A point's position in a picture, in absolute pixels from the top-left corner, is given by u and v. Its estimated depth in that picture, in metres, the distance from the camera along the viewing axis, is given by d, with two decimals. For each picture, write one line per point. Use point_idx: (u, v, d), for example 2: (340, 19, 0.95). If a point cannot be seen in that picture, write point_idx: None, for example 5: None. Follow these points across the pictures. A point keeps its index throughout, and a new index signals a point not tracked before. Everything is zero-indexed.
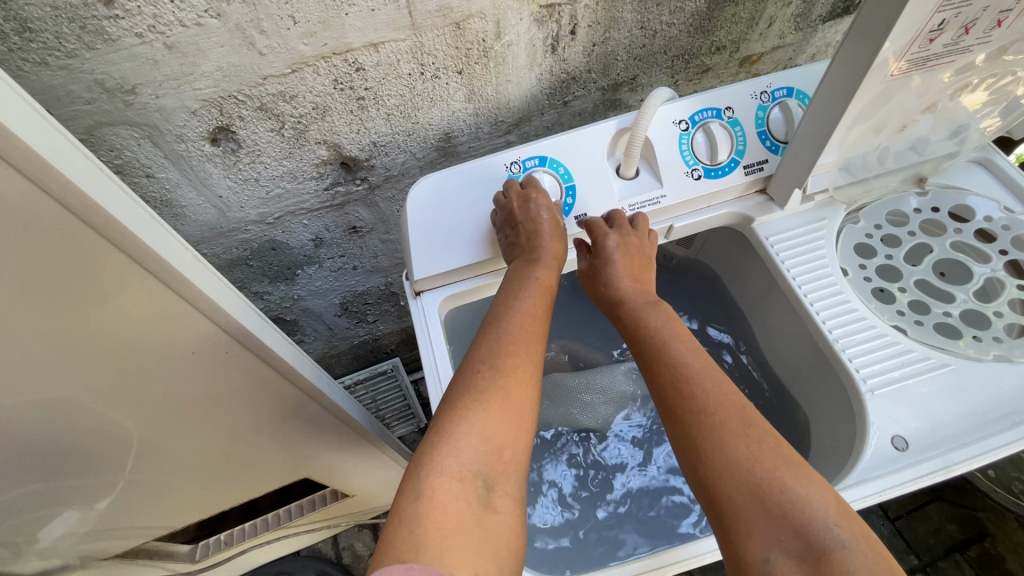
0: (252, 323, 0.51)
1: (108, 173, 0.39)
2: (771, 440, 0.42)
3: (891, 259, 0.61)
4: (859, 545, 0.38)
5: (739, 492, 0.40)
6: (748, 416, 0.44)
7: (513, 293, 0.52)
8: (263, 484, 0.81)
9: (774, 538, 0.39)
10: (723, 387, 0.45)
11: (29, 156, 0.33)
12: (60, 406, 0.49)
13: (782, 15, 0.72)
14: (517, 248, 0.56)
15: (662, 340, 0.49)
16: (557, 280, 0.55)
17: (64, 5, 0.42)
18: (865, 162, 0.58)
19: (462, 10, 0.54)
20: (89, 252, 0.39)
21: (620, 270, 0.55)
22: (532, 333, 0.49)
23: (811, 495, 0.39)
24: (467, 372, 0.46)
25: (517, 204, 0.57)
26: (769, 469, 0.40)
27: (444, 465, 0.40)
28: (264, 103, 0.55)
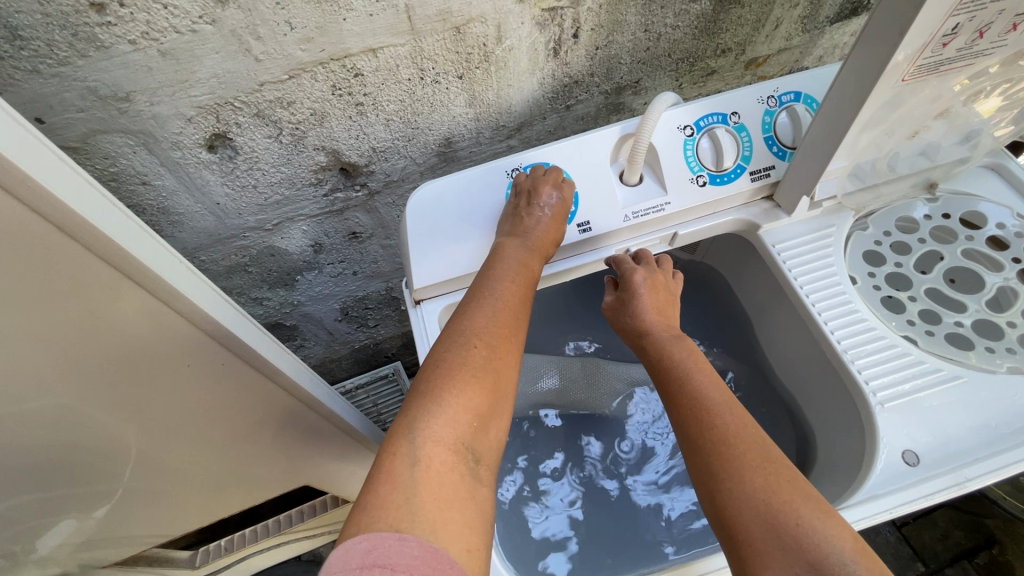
0: (248, 334, 0.51)
1: (98, 187, 0.38)
2: (789, 472, 0.41)
3: (901, 267, 0.60)
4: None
5: (757, 524, 0.39)
6: (766, 446, 0.43)
7: (506, 271, 0.52)
8: (263, 492, 0.80)
9: (789, 569, 0.37)
10: (745, 421, 0.45)
11: (19, 171, 0.33)
12: (53, 418, 0.48)
13: (789, 17, 0.70)
14: (512, 224, 0.55)
15: (683, 369, 0.49)
16: (540, 268, 0.55)
17: (55, 12, 0.41)
18: (875, 168, 0.57)
19: (462, 14, 0.53)
20: (80, 266, 0.38)
21: (646, 305, 0.55)
22: (521, 314, 0.49)
23: (829, 531, 0.38)
24: (462, 344, 0.45)
25: (548, 184, 0.56)
26: (787, 500, 0.39)
27: (439, 437, 0.39)
28: (261, 109, 0.54)
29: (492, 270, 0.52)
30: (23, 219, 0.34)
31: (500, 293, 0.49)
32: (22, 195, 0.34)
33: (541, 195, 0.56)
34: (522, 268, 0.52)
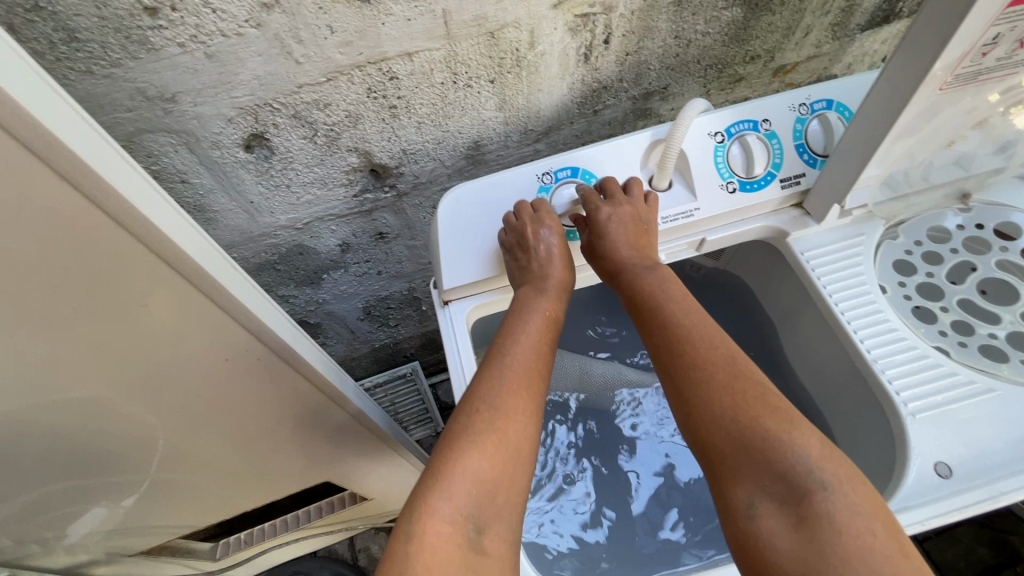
0: (283, 330, 0.52)
1: (159, 190, 0.39)
2: (757, 389, 0.43)
3: (931, 278, 0.60)
4: (841, 488, 0.38)
5: (727, 441, 0.42)
6: (735, 363, 0.45)
7: (517, 327, 0.52)
8: (285, 486, 0.81)
9: (759, 483, 0.40)
10: (714, 344, 0.47)
11: (91, 173, 0.33)
12: (94, 407, 0.50)
13: (820, 24, 0.70)
14: (525, 274, 0.56)
15: (660, 299, 0.51)
16: (559, 312, 0.55)
17: (110, 15, 0.43)
18: (907, 177, 0.57)
19: (497, 19, 0.54)
20: (135, 263, 0.39)
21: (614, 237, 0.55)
22: (532, 369, 0.49)
23: (794, 442, 0.40)
24: (466, 409, 0.46)
25: (529, 226, 0.56)
26: (753, 416, 0.42)
27: (437, 508, 0.40)
28: (298, 110, 0.55)
29: (504, 326, 0.53)
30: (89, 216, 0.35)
31: (508, 348, 0.50)
32: (90, 194, 0.34)
33: (541, 240, 0.56)
34: (534, 319, 0.53)
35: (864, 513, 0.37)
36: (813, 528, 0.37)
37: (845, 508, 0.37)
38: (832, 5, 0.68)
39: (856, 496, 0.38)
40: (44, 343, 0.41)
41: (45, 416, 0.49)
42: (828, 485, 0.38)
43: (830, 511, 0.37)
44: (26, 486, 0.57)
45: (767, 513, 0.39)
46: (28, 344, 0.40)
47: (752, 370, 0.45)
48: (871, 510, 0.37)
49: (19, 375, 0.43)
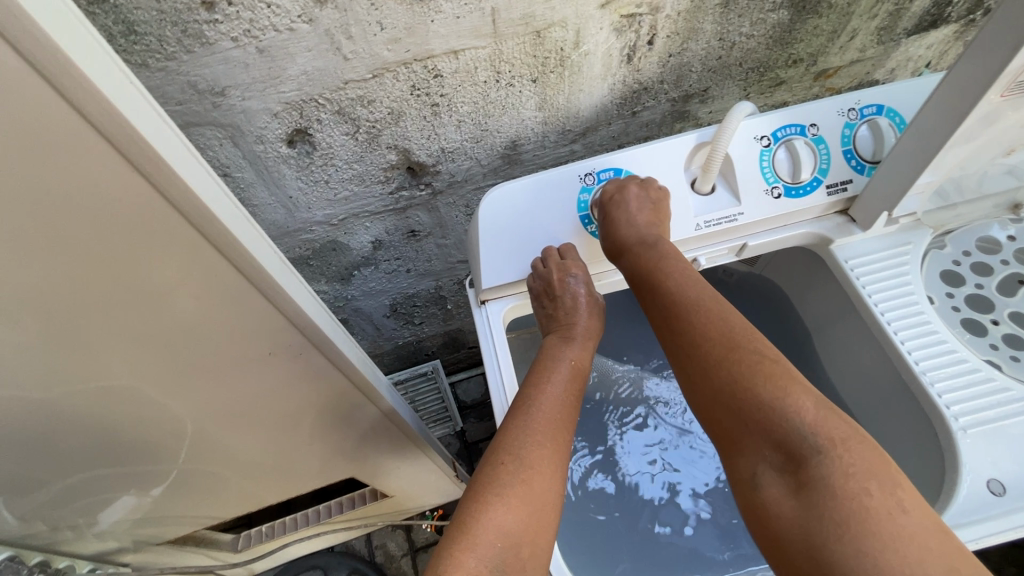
0: (325, 326, 0.52)
1: (229, 194, 0.39)
2: (754, 357, 0.43)
3: (981, 289, 0.58)
4: (837, 451, 0.38)
5: (728, 416, 0.42)
6: (731, 332, 0.44)
7: (546, 375, 0.52)
8: (311, 480, 0.82)
9: (761, 455, 0.40)
10: (712, 318, 0.46)
11: (166, 171, 0.33)
12: (136, 396, 0.50)
13: (866, 28, 0.69)
14: (553, 321, 0.57)
15: (661, 272, 0.50)
16: (589, 362, 0.55)
17: (168, 9, 0.43)
18: (960, 185, 0.55)
19: (545, 18, 0.53)
20: (195, 260, 0.39)
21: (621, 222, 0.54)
22: (560, 421, 0.48)
23: (789, 409, 0.40)
24: (490, 463, 0.45)
25: (557, 276, 0.56)
26: (749, 387, 0.41)
27: (462, 561, 0.39)
28: (342, 107, 0.55)
29: (530, 375, 0.52)
30: (157, 212, 0.35)
31: (534, 398, 0.49)
32: (163, 190, 0.34)
33: (568, 289, 0.55)
34: (561, 368, 0.52)
35: (859, 473, 0.37)
36: (811, 494, 0.37)
37: (839, 472, 0.37)
38: (880, 9, 0.67)
39: (852, 457, 0.37)
40: (98, 333, 0.41)
41: (90, 403, 0.49)
42: (823, 449, 0.38)
43: (825, 474, 0.37)
44: (65, 472, 0.58)
45: (770, 483, 0.40)
46: (83, 332, 0.41)
47: (750, 336, 0.44)
48: (867, 472, 0.37)
49: (71, 363, 0.43)
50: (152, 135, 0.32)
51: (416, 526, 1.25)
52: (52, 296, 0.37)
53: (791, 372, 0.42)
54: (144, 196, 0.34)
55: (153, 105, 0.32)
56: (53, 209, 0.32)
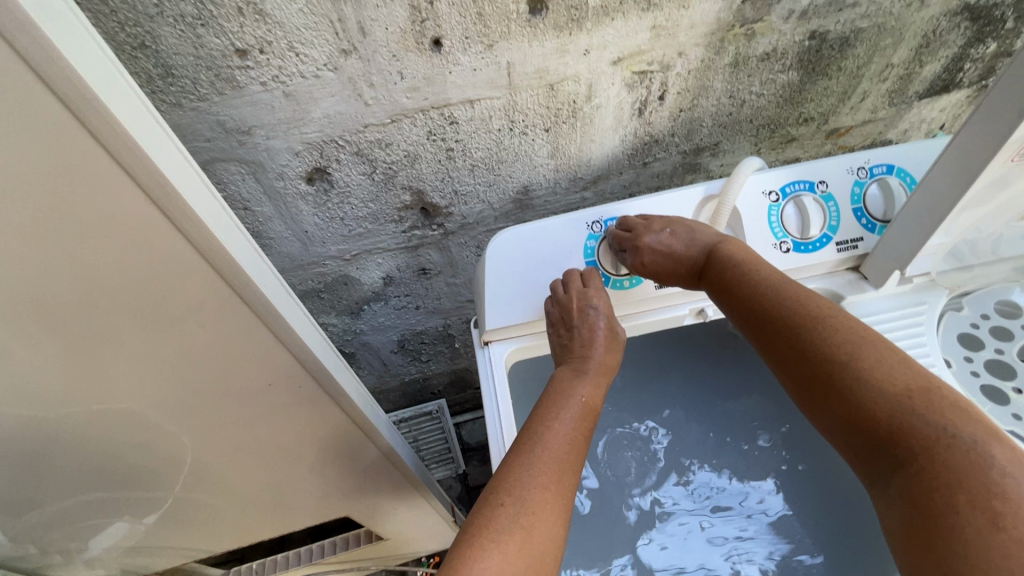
0: (328, 360, 0.52)
1: (244, 232, 0.40)
2: (827, 370, 0.42)
3: (1002, 355, 0.56)
4: (919, 459, 0.36)
5: (822, 426, 0.42)
6: (803, 343, 0.44)
7: (554, 411, 0.50)
8: (303, 517, 0.80)
9: (860, 462, 0.40)
10: (786, 325, 0.46)
11: (181, 205, 0.35)
12: (134, 420, 0.51)
13: (876, 90, 0.70)
14: (566, 352, 0.56)
15: (730, 285, 0.50)
16: (601, 397, 0.53)
17: (205, 55, 0.46)
18: (974, 247, 0.54)
19: (558, 73, 0.55)
20: (205, 289, 0.40)
21: (659, 253, 0.54)
22: (565, 463, 0.46)
23: (869, 415, 0.39)
24: (489, 505, 0.43)
25: (572, 304, 0.56)
26: (826, 401, 0.42)
27: None
28: (361, 149, 0.57)
29: (539, 410, 0.51)
30: (170, 241, 0.36)
31: (540, 437, 0.47)
32: (178, 222, 0.36)
33: (587, 320, 0.55)
34: (570, 405, 0.50)
35: (947, 480, 0.35)
36: (906, 501, 0.36)
37: (920, 481, 0.36)
38: (890, 72, 0.68)
39: (935, 467, 0.35)
40: (106, 353, 0.42)
41: (91, 424, 0.50)
42: (905, 459, 0.37)
43: (911, 485, 0.36)
44: (59, 493, 0.58)
45: (877, 494, 0.39)
46: (92, 352, 0.42)
47: (819, 342, 0.43)
48: (954, 479, 0.34)
49: (78, 382, 0.44)
50: (168, 165, 0.33)
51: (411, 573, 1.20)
52: (65, 316, 0.38)
53: (862, 377, 0.40)
54: (160, 226, 0.36)
55: (170, 135, 0.34)
56: (72, 234, 0.34)
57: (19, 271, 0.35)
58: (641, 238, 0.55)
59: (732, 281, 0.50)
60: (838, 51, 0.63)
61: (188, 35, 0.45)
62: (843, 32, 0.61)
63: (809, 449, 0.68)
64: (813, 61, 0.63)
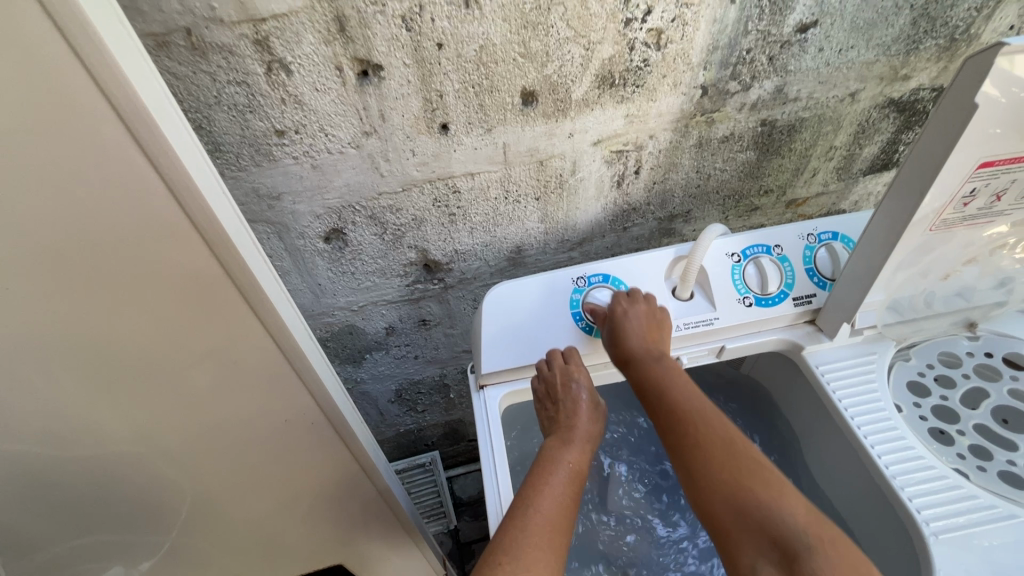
0: (337, 399, 0.57)
1: (280, 282, 0.46)
2: (749, 464, 0.47)
3: (946, 401, 0.62)
4: (822, 547, 0.41)
5: (726, 510, 0.45)
6: (732, 442, 0.49)
7: (543, 475, 0.53)
8: (297, 565, 0.81)
9: (756, 546, 0.43)
10: (711, 422, 0.50)
11: (235, 261, 0.41)
12: (154, 450, 0.55)
13: (825, 167, 0.80)
14: (553, 425, 0.60)
15: (668, 380, 0.55)
16: (585, 463, 0.56)
17: (249, 135, 0.55)
18: (912, 303, 0.62)
19: (547, 152, 0.65)
20: (243, 330, 0.46)
21: (634, 331, 0.59)
22: (557, 522, 0.49)
23: (783, 506, 0.43)
24: (490, 564, 0.45)
25: (560, 381, 0.61)
26: (747, 489, 0.45)
27: None
28: (374, 213, 0.66)
29: (530, 478, 0.53)
30: (222, 287, 0.43)
31: (532, 500, 0.50)
32: (233, 273, 0.42)
33: (571, 393, 0.60)
34: (558, 472, 0.54)
35: (842, 566, 0.39)
36: None
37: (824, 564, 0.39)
38: (834, 153, 0.79)
39: (834, 555, 0.40)
40: (146, 382, 0.48)
41: (120, 452, 0.54)
42: (811, 546, 0.41)
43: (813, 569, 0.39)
44: (70, 528, 0.61)
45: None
46: (138, 380, 0.48)
47: (743, 444, 0.49)
48: (843, 564, 0.40)
49: (119, 409, 0.49)
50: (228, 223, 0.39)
51: None
52: (120, 347, 0.44)
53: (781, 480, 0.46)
54: (213, 274, 0.41)
55: (227, 194, 0.39)
56: (135, 279, 0.40)
57: (89, 308, 0.41)
58: (624, 309, 0.61)
59: (671, 377, 0.55)
60: (788, 135, 0.74)
61: (238, 118, 0.53)
62: (790, 120, 0.71)
63: None
64: (767, 142, 0.74)
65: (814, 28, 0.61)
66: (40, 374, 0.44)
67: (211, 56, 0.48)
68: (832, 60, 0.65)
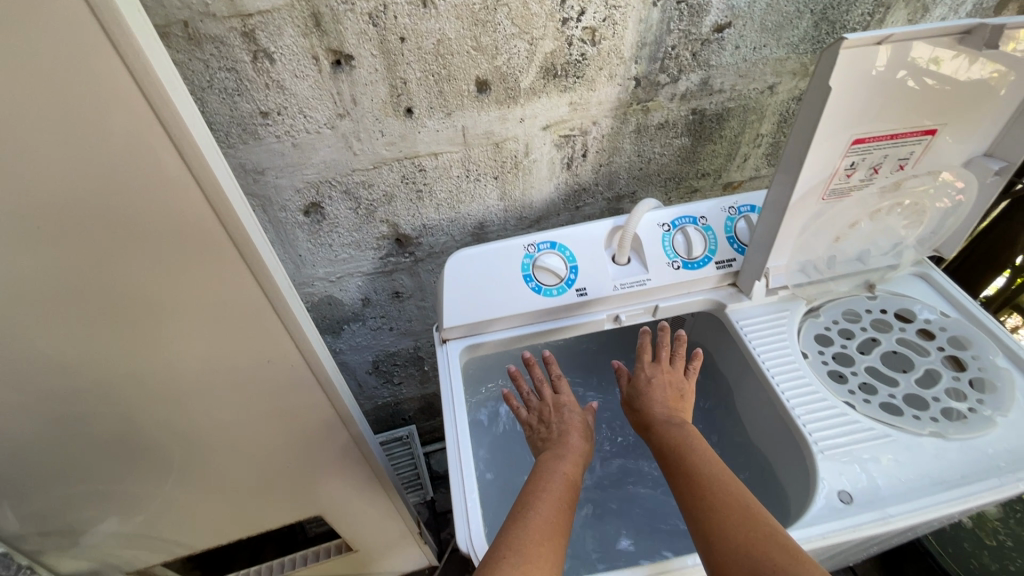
0: (314, 347, 0.65)
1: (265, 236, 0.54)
2: (764, 527, 0.50)
3: (846, 348, 0.72)
4: None
5: (738, 565, 0.48)
6: (750, 509, 0.52)
7: (545, 485, 0.58)
8: (281, 513, 0.89)
9: None
10: (729, 488, 0.54)
11: (227, 211, 0.49)
12: (150, 391, 0.62)
13: (755, 153, 0.91)
14: (547, 443, 0.66)
15: (687, 444, 0.59)
16: (578, 476, 0.61)
17: (237, 115, 0.63)
18: (817, 265, 0.72)
19: (502, 135, 0.74)
20: (232, 276, 0.54)
21: (655, 397, 0.67)
22: (556, 528, 0.54)
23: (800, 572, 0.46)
24: (495, 555, 0.50)
25: (551, 408, 0.69)
26: (763, 551, 0.48)
27: None
28: (349, 188, 0.74)
29: (531, 485, 0.59)
30: (214, 236, 0.50)
31: (536, 505, 0.55)
32: (225, 223, 0.49)
33: (567, 417, 0.68)
34: (554, 482, 0.59)
35: None
36: None
37: None
38: (762, 140, 0.89)
39: None
40: (145, 324, 0.55)
41: (120, 393, 0.61)
42: None
43: None
44: (71, 467, 0.67)
45: None
46: (139, 322, 0.55)
47: (761, 513, 0.52)
48: None
49: (123, 350, 0.57)
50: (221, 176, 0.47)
51: None
52: (124, 289, 0.52)
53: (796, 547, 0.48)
54: (207, 224, 0.49)
55: (219, 153, 0.47)
56: (139, 227, 0.48)
57: (99, 252, 0.48)
58: (648, 370, 0.70)
59: (687, 440, 0.60)
60: (718, 123, 0.83)
61: (227, 100, 0.61)
62: (718, 110, 0.81)
63: (718, 439, 0.82)
64: (700, 129, 0.83)
65: (729, 28, 0.71)
66: (53, 314, 0.51)
67: (205, 46, 0.57)
68: (748, 56, 0.75)
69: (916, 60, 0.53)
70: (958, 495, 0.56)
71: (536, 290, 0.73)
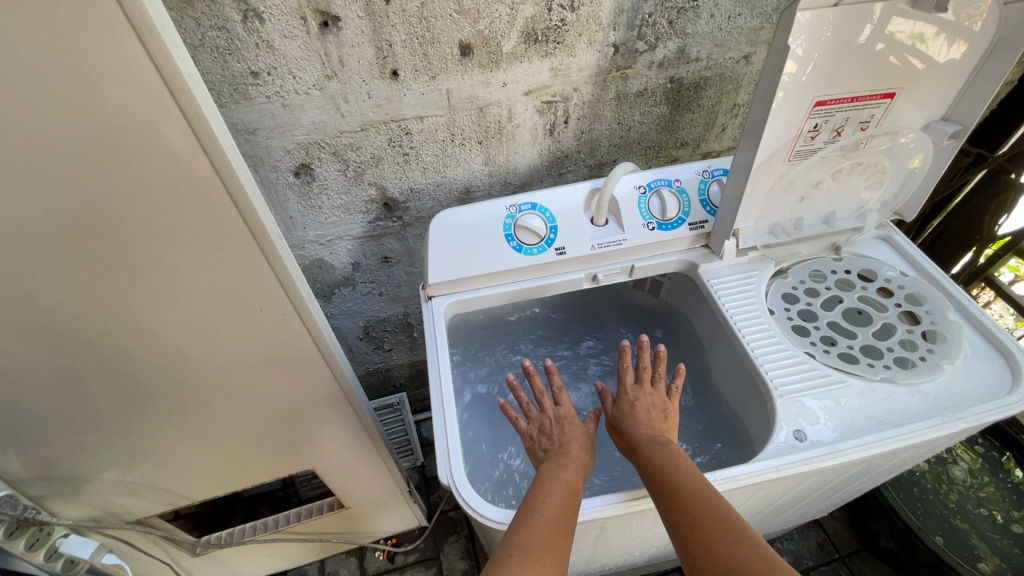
0: (306, 301, 0.68)
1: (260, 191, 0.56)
2: (747, 537, 0.50)
3: (810, 305, 0.75)
4: None
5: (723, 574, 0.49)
6: (733, 520, 0.52)
7: (544, 489, 0.58)
8: (275, 467, 0.93)
9: None
10: (714, 500, 0.54)
11: (220, 165, 0.51)
12: (148, 342, 0.65)
13: (732, 123, 0.94)
14: (547, 453, 0.65)
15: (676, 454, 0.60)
16: (580, 483, 0.61)
17: (228, 75, 0.65)
18: (784, 227, 0.76)
19: (485, 99, 0.76)
20: (226, 230, 0.56)
21: (639, 414, 0.67)
22: (557, 530, 0.54)
23: None
24: (499, 557, 0.51)
25: (551, 420, 0.69)
26: (746, 562, 0.49)
27: None
28: (337, 150, 0.77)
29: (532, 490, 0.59)
30: (208, 189, 0.52)
31: (535, 508, 0.56)
32: (219, 176, 0.52)
33: (564, 428, 0.68)
34: (555, 487, 0.58)
35: None
36: None
37: None
38: (739, 110, 0.92)
39: None
40: (143, 276, 0.58)
41: (120, 345, 0.64)
42: None
43: None
44: (73, 417, 0.71)
45: None
46: (137, 274, 0.57)
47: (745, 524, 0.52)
48: None
49: (122, 301, 0.59)
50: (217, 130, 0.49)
51: (372, 552, 1.29)
52: (122, 241, 0.54)
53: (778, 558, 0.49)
54: (201, 177, 0.51)
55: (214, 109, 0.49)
56: (136, 180, 0.50)
57: (97, 204, 0.50)
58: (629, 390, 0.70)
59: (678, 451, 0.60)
60: (696, 92, 0.86)
61: (219, 59, 0.64)
62: (695, 78, 0.84)
63: (692, 394, 0.86)
64: (677, 98, 0.86)
65: None
66: (55, 264, 0.54)
67: (196, 4, 0.59)
68: (723, 25, 0.78)
69: (896, 34, 0.58)
70: (903, 433, 0.60)
71: (516, 248, 0.76)
